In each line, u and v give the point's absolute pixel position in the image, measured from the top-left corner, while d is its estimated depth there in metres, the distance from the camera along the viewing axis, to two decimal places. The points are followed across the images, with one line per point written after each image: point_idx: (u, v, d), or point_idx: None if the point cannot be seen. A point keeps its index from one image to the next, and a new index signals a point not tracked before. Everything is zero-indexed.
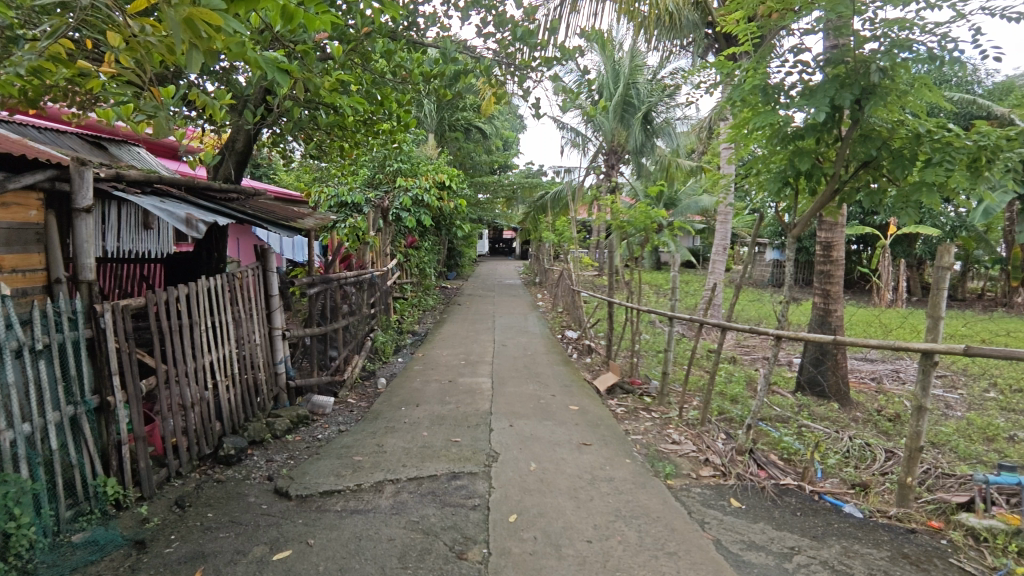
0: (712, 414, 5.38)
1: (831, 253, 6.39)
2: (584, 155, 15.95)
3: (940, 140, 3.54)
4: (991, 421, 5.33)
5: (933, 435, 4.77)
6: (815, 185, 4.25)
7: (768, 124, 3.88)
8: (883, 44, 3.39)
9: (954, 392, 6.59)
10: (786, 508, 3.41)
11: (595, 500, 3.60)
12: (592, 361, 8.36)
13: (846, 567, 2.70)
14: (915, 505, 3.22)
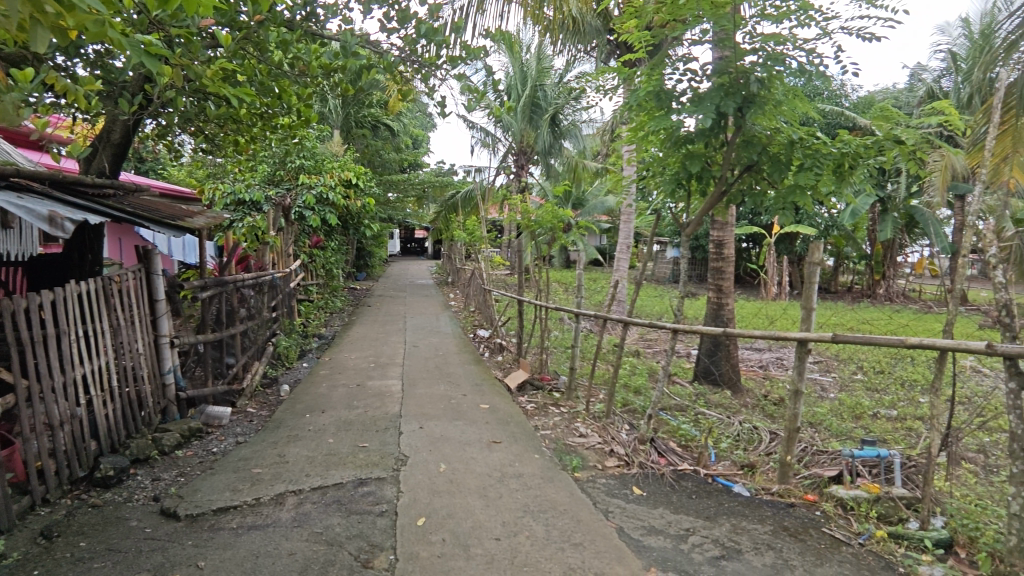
0: (617, 406, 5.59)
1: (723, 250, 6.83)
2: (494, 155, 16.03)
3: (810, 147, 3.90)
4: (858, 400, 5.94)
5: (811, 416, 5.24)
6: (705, 186, 4.52)
7: (662, 128, 4.08)
8: (761, 56, 3.66)
9: (828, 375, 7.28)
10: (683, 492, 3.61)
11: (504, 497, 3.63)
12: (503, 359, 8.44)
13: (735, 543, 2.90)
14: (794, 481, 3.50)
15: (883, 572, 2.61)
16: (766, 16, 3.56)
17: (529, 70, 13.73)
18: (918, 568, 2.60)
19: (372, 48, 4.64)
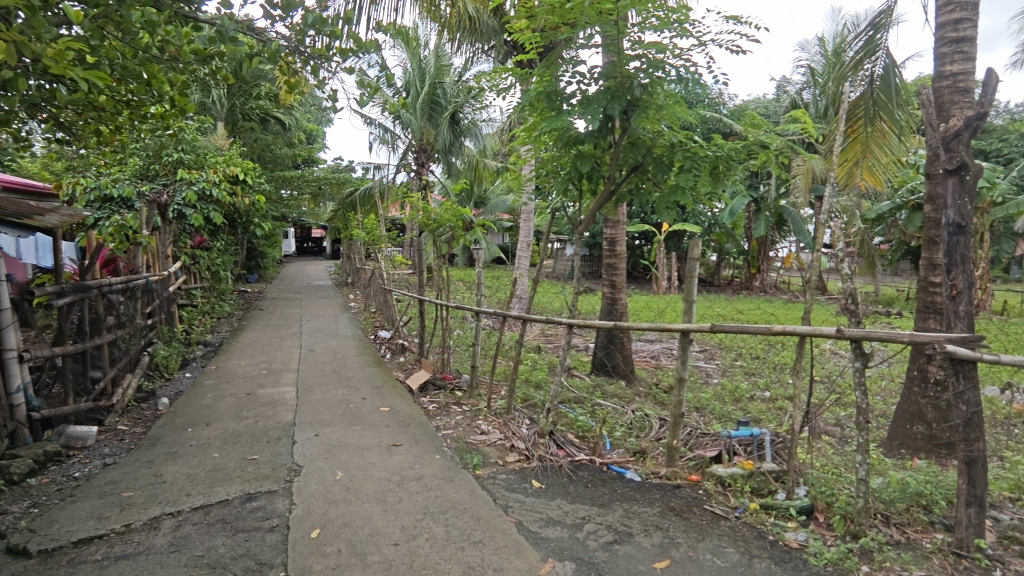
0: (519, 402, 5.67)
1: (615, 248, 7.13)
2: (393, 152, 15.68)
3: (689, 150, 4.17)
4: (738, 385, 6.45)
5: (696, 401, 5.62)
6: (595, 186, 4.69)
7: (553, 128, 4.18)
8: (642, 63, 3.85)
9: (712, 363, 7.85)
10: (580, 482, 3.73)
11: (403, 501, 3.56)
12: (405, 360, 8.28)
13: (627, 527, 3.03)
14: (680, 463, 3.72)
15: (756, 541, 2.84)
16: (648, 25, 3.74)
17: (427, 66, 13.57)
18: (784, 534, 2.86)
19: (256, 36, 4.34)
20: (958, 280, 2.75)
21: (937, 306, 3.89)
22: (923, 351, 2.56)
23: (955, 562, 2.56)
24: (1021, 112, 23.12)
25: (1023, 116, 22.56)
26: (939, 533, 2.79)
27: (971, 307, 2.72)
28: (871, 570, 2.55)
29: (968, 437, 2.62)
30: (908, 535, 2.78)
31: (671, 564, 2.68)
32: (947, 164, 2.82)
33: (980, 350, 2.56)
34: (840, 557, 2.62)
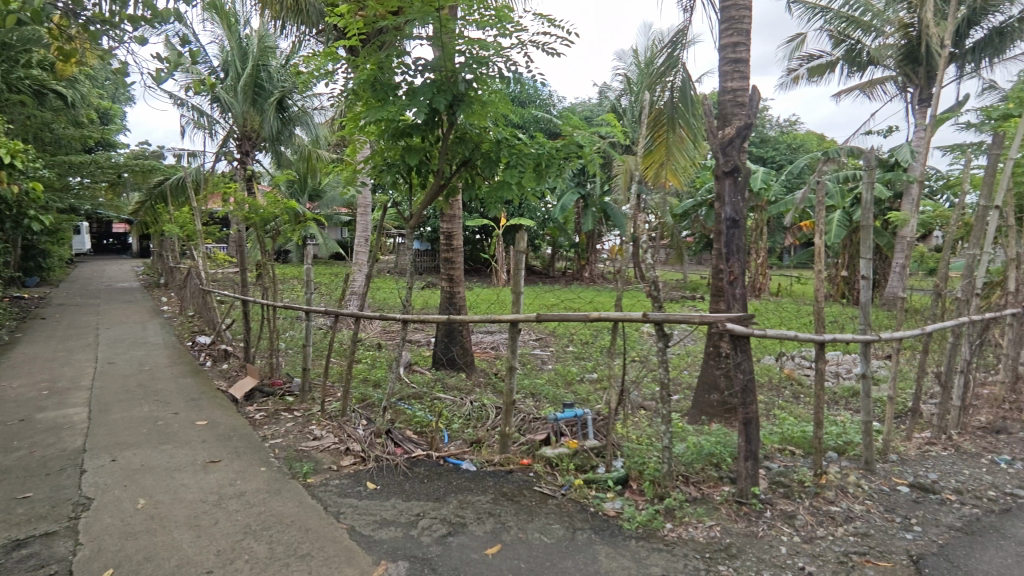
0: (355, 402, 5.45)
1: (452, 242, 7.14)
2: (210, 138, 14.12)
3: (513, 147, 4.35)
4: (570, 369, 6.88)
5: (532, 387, 5.89)
6: (425, 179, 4.66)
7: (379, 118, 4.06)
8: (466, 58, 3.88)
9: (547, 350, 8.27)
10: (416, 478, 3.69)
11: (220, 522, 3.23)
12: (228, 367, 7.52)
13: (461, 518, 3.07)
14: (513, 449, 3.87)
15: (579, 514, 3.04)
16: (471, 21, 3.78)
17: (249, 46, 12.51)
18: (603, 505, 3.11)
19: None
20: (735, 267, 3.20)
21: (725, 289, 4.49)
22: (709, 329, 2.95)
23: (737, 509, 2.99)
24: (787, 125, 27.70)
25: (789, 129, 27.10)
26: (726, 486, 3.23)
27: (744, 291, 3.18)
28: (674, 526, 2.87)
29: (745, 401, 3.07)
30: (703, 491, 3.19)
31: (502, 548, 2.76)
32: (724, 167, 3.27)
33: (751, 326, 3.01)
34: (649, 519, 2.92)
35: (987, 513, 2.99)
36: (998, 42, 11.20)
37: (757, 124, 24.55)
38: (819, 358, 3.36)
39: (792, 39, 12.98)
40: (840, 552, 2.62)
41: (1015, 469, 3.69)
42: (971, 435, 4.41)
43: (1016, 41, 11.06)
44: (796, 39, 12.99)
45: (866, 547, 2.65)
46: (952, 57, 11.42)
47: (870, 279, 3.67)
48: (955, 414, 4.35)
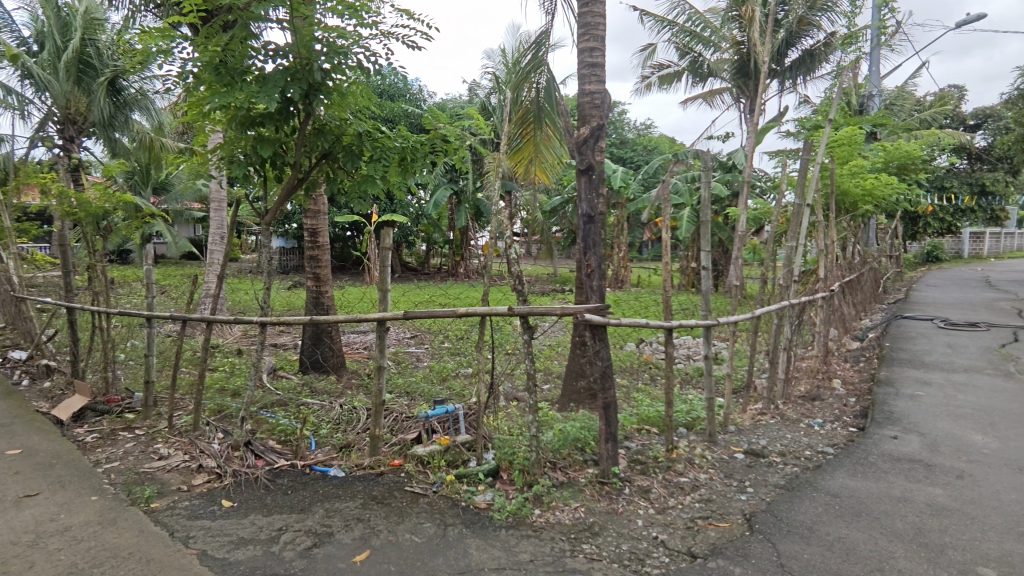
0: (209, 415, 4.98)
1: (317, 239, 6.76)
2: (23, 120, 12.14)
3: (376, 140, 4.24)
4: (445, 365, 6.85)
5: (406, 385, 5.78)
6: (280, 172, 4.38)
7: (225, 105, 3.73)
8: (323, 47, 3.69)
9: (422, 347, 8.17)
10: (278, 491, 3.46)
11: (37, 565, 2.79)
12: (50, 385, 6.51)
13: (327, 528, 2.94)
14: (383, 450, 3.77)
15: (450, 510, 3.05)
16: (327, 7, 3.60)
17: (70, 18, 10.93)
18: (474, 498, 3.14)
19: None
20: (592, 260, 3.40)
21: None
22: (569, 320, 3.09)
23: (600, 488, 3.17)
24: (643, 129, 29.86)
25: (645, 133, 29.26)
26: (590, 468, 3.42)
27: (600, 283, 3.39)
28: (542, 512, 2.98)
29: (604, 386, 3.27)
30: (568, 475, 3.35)
31: (370, 554, 2.68)
32: (580, 165, 3.45)
33: (608, 316, 3.20)
34: (518, 507, 2.99)
35: (803, 470, 3.46)
36: (809, 62, 12.96)
37: (617, 127, 26.19)
38: (668, 343, 3.65)
39: (644, 49, 13.99)
40: (688, 519, 2.88)
41: (825, 430, 4.30)
42: (794, 403, 5.07)
43: (822, 62, 12.89)
44: (648, 48, 14.02)
45: (710, 512, 2.94)
46: (775, 73, 12.99)
47: (709, 269, 4.07)
48: (781, 386, 4.97)
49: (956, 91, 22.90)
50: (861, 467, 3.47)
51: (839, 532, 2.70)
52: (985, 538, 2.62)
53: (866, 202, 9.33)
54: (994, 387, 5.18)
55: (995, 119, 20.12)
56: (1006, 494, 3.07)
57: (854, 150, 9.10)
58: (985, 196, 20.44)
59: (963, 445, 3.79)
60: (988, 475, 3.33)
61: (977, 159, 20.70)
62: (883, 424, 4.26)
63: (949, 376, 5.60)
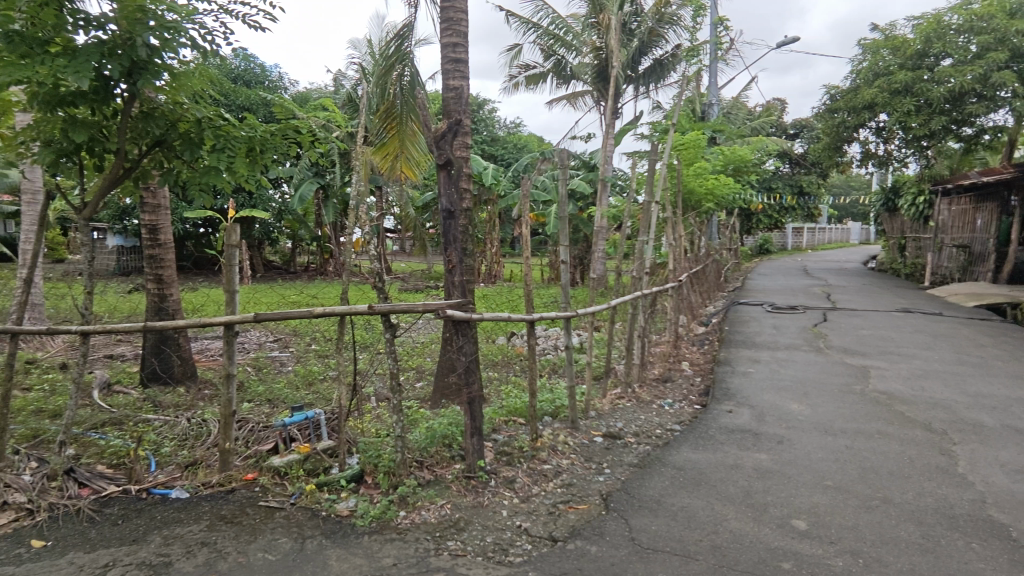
0: (19, 442, 4.25)
1: (157, 236, 6.05)
2: None
3: (219, 129, 3.90)
4: (311, 369, 6.48)
5: (267, 392, 5.38)
6: (101, 160, 3.84)
7: (24, 81, 3.18)
8: (149, 20, 3.29)
9: (286, 350, 7.66)
10: (107, 522, 3.05)
11: None
12: None
13: (164, 557, 2.65)
14: (236, 465, 3.48)
15: (309, 522, 2.89)
16: None
17: None
18: (336, 506, 3.00)
19: None
20: (453, 256, 3.42)
21: None
22: (431, 317, 3.06)
23: (466, 483, 3.19)
24: (513, 127, 30.52)
25: (515, 131, 29.96)
26: (457, 463, 3.43)
27: (462, 278, 3.40)
28: (407, 513, 2.92)
29: (468, 381, 3.28)
30: (435, 472, 3.33)
31: None
32: (438, 160, 3.43)
33: (470, 311, 3.22)
34: (382, 511, 2.91)
35: (653, 448, 3.74)
36: (659, 70, 13.99)
37: (487, 124, 26.43)
38: (531, 335, 3.76)
39: (510, 48, 14.23)
40: (550, 504, 2.99)
41: (674, 409, 4.69)
42: (649, 385, 5.46)
43: (670, 71, 13.99)
44: (514, 48, 14.28)
45: (569, 495, 3.08)
46: (630, 79, 13.86)
47: (567, 263, 4.24)
48: (637, 371, 5.33)
49: (779, 103, 26.07)
50: (702, 441, 3.83)
51: (683, 502, 2.94)
52: (798, 494, 3.01)
53: (708, 200, 10.34)
54: (808, 361, 5.98)
55: (809, 129, 23.23)
56: (815, 454, 3.56)
57: (697, 152, 10.02)
58: (803, 195, 23.57)
59: (783, 414, 4.33)
60: (802, 438, 3.83)
61: (797, 163, 23.76)
62: (721, 400, 4.73)
63: (775, 353, 6.37)
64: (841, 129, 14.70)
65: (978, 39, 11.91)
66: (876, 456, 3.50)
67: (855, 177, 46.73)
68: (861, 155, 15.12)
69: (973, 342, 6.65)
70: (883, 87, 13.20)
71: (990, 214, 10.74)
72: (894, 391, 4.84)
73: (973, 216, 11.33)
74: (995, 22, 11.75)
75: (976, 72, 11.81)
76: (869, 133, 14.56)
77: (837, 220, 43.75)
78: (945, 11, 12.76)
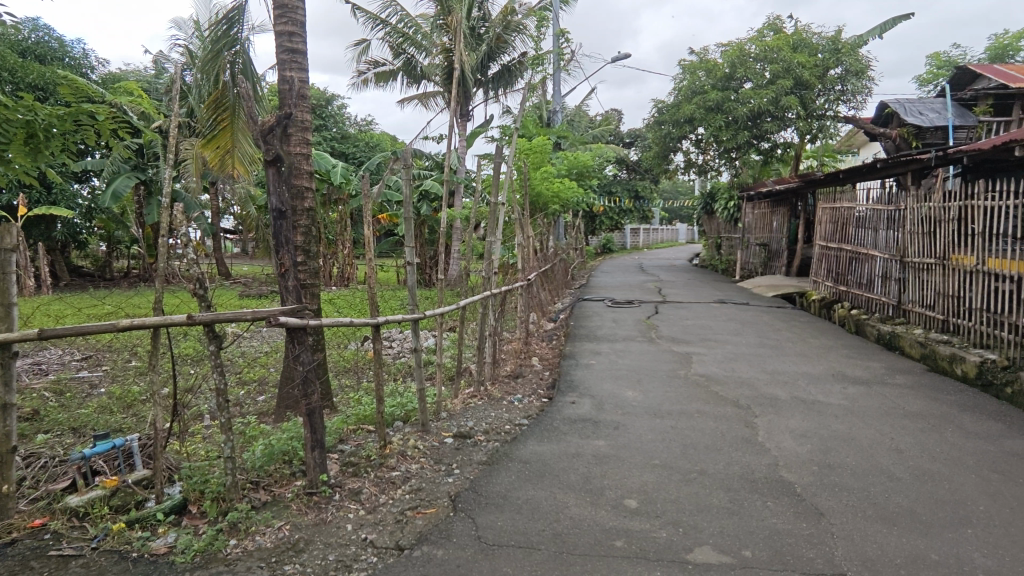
0: None
1: None
2: None
3: None
4: (129, 389, 5.65)
5: (71, 420, 4.58)
6: None
7: None
8: None
9: (98, 370, 6.61)
10: None
11: None
12: None
13: None
14: (19, 510, 2.90)
15: (115, 567, 2.51)
16: None
17: None
18: (150, 544, 2.65)
19: None
20: (286, 259, 3.19)
21: (316, 293, 4.27)
22: (262, 325, 2.81)
23: (307, 501, 3.00)
24: (363, 124, 29.58)
25: (366, 128, 29.06)
26: (298, 480, 3.22)
27: (297, 281, 3.19)
28: (238, 541, 2.66)
29: (306, 392, 3.08)
30: (273, 492, 3.09)
31: None
32: (266, 155, 3.20)
33: (305, 317, 3.03)
34: (207, 543, 2.62)
35: (502, 444, 3.82)
36: (507, 76, 14.37)
37: (337, 120, 25.27)
38: (376, 339, 3.63)
39: (357, 43, 13.75)
40: (397, 512, 2.91)
41: (523, 403, 4.85)
42: (501, 382, 5.59)
43: (517, 78, 14.47)
44: (361, 43, 13.82)
45: (418, 501, 3.03)
46: (480, 82, 14.08)
47: (413, 263, 4.15)
48: (489, 369, 5.41)
49: (617, 114, 28.24)
50: (546, 433, 3.99)
51: (528, 495, 3.04)
52: (631, 475, 3.27)
53: (554, 202, 10.86)
54: (642, 351, 6.53)
55: (642, 139, 25.46)
56: (645, 435, 3.89)
57: (543, 157, 10.49)
58: (639, 199, 25.79)
59: (619, 401, 4.68)
60: (635, 422, 4.16)
61: (632, 170, 25.92)
62: (566, 392, 4.98)
63: (614, 345, 6.88)
64: (668, 140, 16.31)
65: (771, 68, 13.90)
66: (695, 433, 3.91)
67: (680, 183, 52.37)
68: (685, 164, 16.90)
69: (772, 327, 7.74)
70: (699, 104, 14.84)
71: (782, 217, 12.58)
72: (710, 373, 5.46)
73: (771, 218, 13.20)
74: (783, 54, 13.82)
75: (770, 96, 13.80)
76: (690, 144, 16.32)
77: (667, 222, 48.57)
78: (746, 41, 14.72)
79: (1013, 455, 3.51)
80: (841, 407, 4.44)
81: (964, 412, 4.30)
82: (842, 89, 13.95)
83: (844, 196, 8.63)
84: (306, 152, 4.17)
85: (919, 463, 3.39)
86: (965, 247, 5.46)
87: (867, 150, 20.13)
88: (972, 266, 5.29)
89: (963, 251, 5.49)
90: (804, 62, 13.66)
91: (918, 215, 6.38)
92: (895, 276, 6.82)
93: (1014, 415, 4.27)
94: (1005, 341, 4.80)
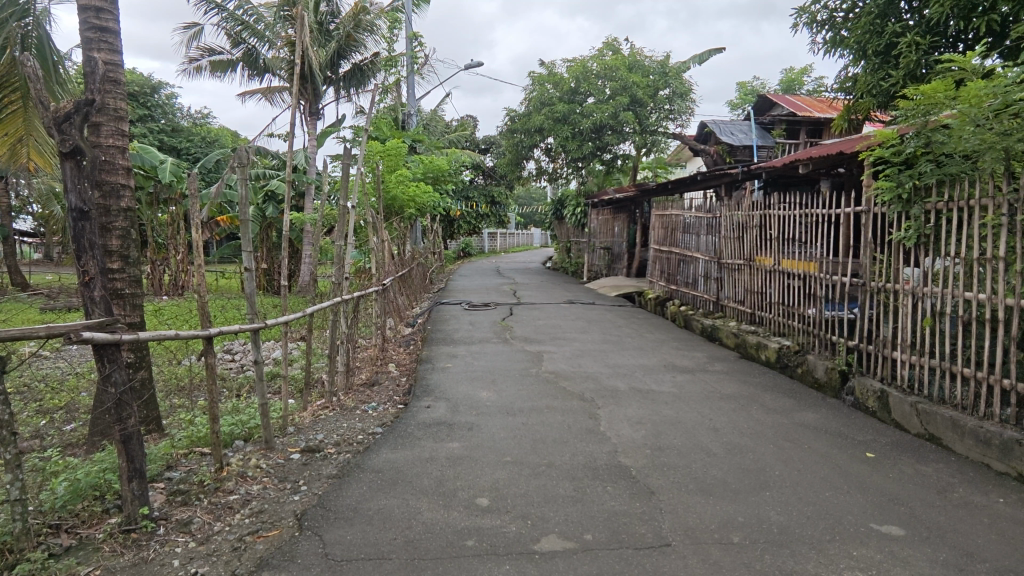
0: None
1: None
2: None
3: None
4: None
5: None
6: None
7: None
8: None
9: None
10: None
11: None
12: None
13: None
14: None
15: None
16: None
17: None
18: None
19: None
20: (91, 266, 2.78)
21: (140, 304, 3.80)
22: (60, 342, 2.39)
23: (123, 539, 2.65)
24: (199, 117, 26.97)
25: (202, 122, 26.55)
26: (113, 516, 2.84)
27: (106, 292, 2.79)
28: None
29: (120, 417, 2.70)
30: (79, 534, 2.69)
31: None
32: (60, 147, 2.71)
33: (118, 331, 2.63)
34: None
35: (353, 455, 3.69)
36: (359, 75, 13.92)
37: (165, 111, 22.76)
38: (209, 352, 3.28)
39: (187, 26, 12.46)
40: (234, 539, 2.68)
41: (377, 411, 4.73)
42: (355, 391, 5.39)
43: (370, 78, 14.06)
44: (192, 27, 12.54)
45: (258, 524, 2.82)
46: (330, 80, 13.48)
47: (254, 269, 3.83)
48: (342, 379, 5.18)
49: (472, 120, 28.66)
50: (400, 439, 3.93)
51: (379, 505, 2.97)
52: (482, 473, 3.34)
53: (410, 207, 10.75)
54: (496, 351, 6.70)
55: (496, 146, 26.20)
56: (497, 434, 4.00)
57: (397, 160, 10.36)
58: (495, 204, 26.42)
59: (474, 402, 4.76)
60: (488, 422, 4.26)
61: (488, 176, 26.52)
62: (421, 396, 4.95)
63: (470, 347, 6.96)
64: (521, 147, 16.94)
65: (611, 85, 15.07)
66: (545, 427, 4.10)
67: (533, 190, 54.64)
68: (536, 171, 17.68)
69: (614, 324, 8.36)
70: (548, 115, 15.62)
71: (623, 223, 13.66)
72: (560, 369, 5.76)
73: (613, 224, 14.27)
74: (620, 73, 15.07)
75: (609, 111, 14.94)
76: (541, 153, 17.13)
77: (523, 226, 50.35)
78: (589, 59, 15.82)
79: (800, 426, 4.15)
80: (671, 394, 4.93)
81: (766, 392, 5.00)
82: (670, 108, 15.50)
83: (673, 205, 9.59)
84: (122, 146, 3.71)
85: (732, 439, 3.87)
86: (766, 250, 6.35)
87: (691, 164, 22.57)
88: (772, 266, 6.17)
89: (765, 253, 6.39)
90: (638, 83, 14.99)
91: (731, 222, 7.29)
92: (714, 276, 7.73)
93: (803, 392, 5.04)
94: (796, 329, 5.66)
